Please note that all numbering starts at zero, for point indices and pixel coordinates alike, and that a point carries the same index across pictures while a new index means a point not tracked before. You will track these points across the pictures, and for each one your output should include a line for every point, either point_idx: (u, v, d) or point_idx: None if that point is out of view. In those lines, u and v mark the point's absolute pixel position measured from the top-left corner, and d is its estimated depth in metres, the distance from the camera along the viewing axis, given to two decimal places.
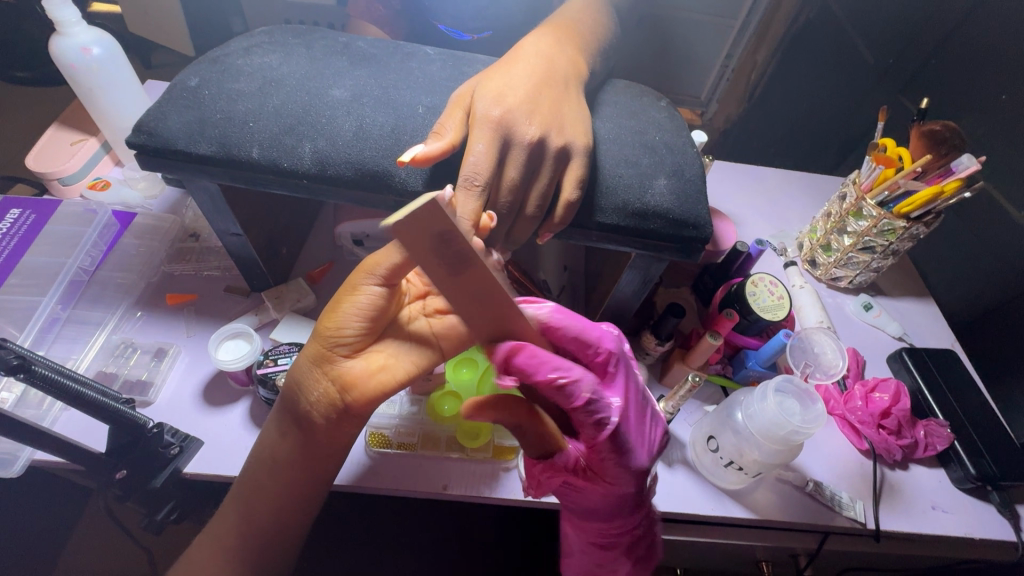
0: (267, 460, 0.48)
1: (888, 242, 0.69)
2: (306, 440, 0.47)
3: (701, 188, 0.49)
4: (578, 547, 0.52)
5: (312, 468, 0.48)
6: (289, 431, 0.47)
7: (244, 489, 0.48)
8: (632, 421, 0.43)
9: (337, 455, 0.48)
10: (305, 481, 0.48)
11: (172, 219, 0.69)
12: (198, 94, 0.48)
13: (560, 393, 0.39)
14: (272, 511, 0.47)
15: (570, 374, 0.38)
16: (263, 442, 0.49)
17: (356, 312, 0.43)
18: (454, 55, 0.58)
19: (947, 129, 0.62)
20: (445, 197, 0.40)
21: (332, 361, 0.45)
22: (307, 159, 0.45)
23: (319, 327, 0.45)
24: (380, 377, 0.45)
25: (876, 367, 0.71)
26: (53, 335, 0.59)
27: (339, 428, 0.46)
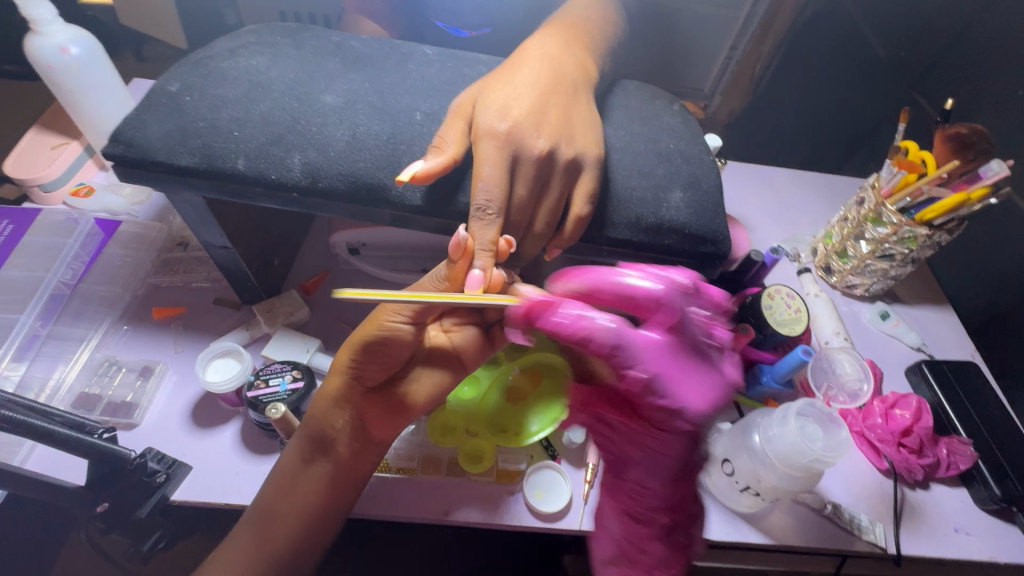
0: (288, 483, 0.45)
1: (909, 251, 0.65)
2: (331, 468, 0.45)
3: (719, 200, 0.46)
4: (612, 522, 0.43)
5: (332, 496, 0.45)
6: (313, 461, 0.45)
7: (255, 520, 0.45)
8: (674, 372, 0.35)
9: (360, 484, 0.47)
10: (324, 507, 0.45)
11: (159, 227, 0.66)
12: (180, 100, 0.44)
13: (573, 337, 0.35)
14: (290, 537, 0.45)
15: (584, 322, 0.35)
16: (280, 471, 0.46)
17: (381, 347, 0.43)
18: (455, 55, 0.54)
19: (974, 132, 0.59)
20: (462, 237, 0.37)
21: (357, 395, 0.45)
22: (297, 171, 0.42)
23: (341, 361, 0.45)
24: (402, 405, 0.45)
25: (895, 379, 0.68)
26: (33, 353, 0.56)
27: (363, 451, 0.46)
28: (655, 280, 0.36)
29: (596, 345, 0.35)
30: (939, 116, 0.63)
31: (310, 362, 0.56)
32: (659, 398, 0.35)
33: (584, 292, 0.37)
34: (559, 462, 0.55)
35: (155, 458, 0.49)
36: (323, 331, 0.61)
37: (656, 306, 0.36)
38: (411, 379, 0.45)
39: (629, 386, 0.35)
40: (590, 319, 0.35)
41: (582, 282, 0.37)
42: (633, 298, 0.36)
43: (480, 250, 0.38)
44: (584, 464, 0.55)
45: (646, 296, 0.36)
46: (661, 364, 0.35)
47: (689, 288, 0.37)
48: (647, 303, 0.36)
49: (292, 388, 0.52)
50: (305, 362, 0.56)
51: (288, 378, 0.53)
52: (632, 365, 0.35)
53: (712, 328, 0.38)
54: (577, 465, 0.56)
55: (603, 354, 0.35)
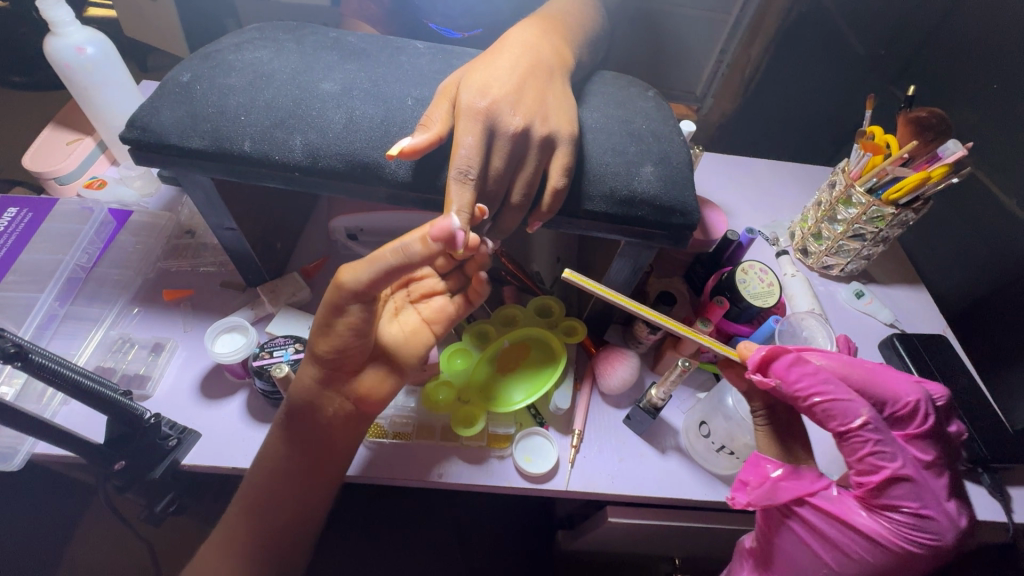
0: (283, 462, 0.48)
1: (878, 229, 0.69)
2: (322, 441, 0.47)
3: (688, 175, 0.50)
4: None
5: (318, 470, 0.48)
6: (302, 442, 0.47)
7: (253, 500, 0.48)
8: (869, 473, 0.45)
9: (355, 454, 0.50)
10: (317, 485, 0.48)
11: (167, 217, 0.70)
12: (190, 89, 0.48)
13: (824, 415, 0.45)
14: (288, 514, 0.47)
15: (834, 402, 0.44)
16: (270, 457, 0.48)
17: (348, 330, 0.43)
18: (444, 48, 0.58)
19: (933, 115, 0.62)
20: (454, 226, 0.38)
21: (347, 379, 0.46)
22: (298, 151, 0.46)
23: (314, 351, 0.45)
24: (390, 383, 0.48)
25: (868, 353, 0.71)
26: (51, 331, 0.59)
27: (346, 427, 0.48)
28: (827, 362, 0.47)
29: (809, 402, 0.45)
30: (903, 102, 0.66)
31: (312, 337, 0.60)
32: (902, 507, 0.44)
33: (768, 365, 0.46)
34: (547, 429, 0.59)
35: (166, 425, 0.52)
36: None
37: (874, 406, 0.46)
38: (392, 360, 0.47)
39: (862, 470, 0.45)
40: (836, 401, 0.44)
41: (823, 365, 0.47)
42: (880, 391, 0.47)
43: (459, 212, 0.42)
44: (571, 431, 0.59)
45: (856, 398, 0.45)
46: (874, 442, 0.44)
47: (874, 376, 0.47)
48: (904, 407, 0.47)
49: (295, 358, 0.56)
50: (306, 337, 0.59)
51: (291, 350, 0.56)
52: (870, 471, 0.44)
53: (920, 421, 0.47)
54: (564, 432, 0.59)
55: (864, 438, 0.44)
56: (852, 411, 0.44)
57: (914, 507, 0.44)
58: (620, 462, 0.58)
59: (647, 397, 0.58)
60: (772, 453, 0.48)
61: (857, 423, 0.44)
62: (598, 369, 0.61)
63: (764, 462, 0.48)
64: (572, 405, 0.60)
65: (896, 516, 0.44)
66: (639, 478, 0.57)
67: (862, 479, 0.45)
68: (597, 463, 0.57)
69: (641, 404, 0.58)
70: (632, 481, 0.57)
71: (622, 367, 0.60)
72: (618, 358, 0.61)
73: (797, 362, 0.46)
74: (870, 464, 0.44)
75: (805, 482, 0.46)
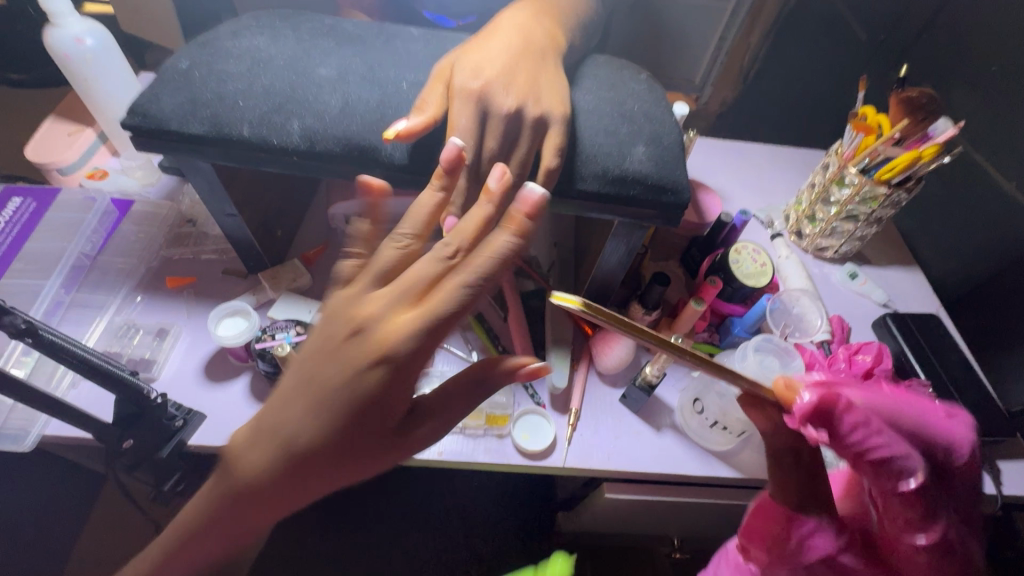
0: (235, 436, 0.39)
1: (871, 210, 0.70)
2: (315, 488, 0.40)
3: (679, 154, 0.51)
4: None
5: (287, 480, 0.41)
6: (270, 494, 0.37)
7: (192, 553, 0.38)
8: (915, 530, 0.43)
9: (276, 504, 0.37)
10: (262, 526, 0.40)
11: (169, 206, 0.71)
12: (189, 76, 0.49)
13: (880, 468, 0.42)
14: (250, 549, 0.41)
15: (890, 455, 0.42)
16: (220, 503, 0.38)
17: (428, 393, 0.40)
18: (438, 34, 0.59)
19: (923, 95, 0.63)
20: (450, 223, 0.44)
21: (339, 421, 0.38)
22: (295, 136, 0.47)
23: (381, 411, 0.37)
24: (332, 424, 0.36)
25: (861, 332, 0.72)
26: (58, 318, 0.61)
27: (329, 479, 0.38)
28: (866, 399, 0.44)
29: (858, 453, 0.42)
30: (895, 83, 0.67)
31: (312, 321, 0.61)
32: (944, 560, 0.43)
33: (819, 415, 0.42)
34: (544, 407, 0.60)
35: (173, 406, 0.54)
36: (324, 296, 0.66)
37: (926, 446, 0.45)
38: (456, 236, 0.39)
39: (910, 528, 0.43)
40: (893, 455, 0.42)
41: (871, 405, 0.44)
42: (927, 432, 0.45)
43: (455, 201, 0.45)
44: (568, 409, 0.60)
45: (908, 452, 0.42)
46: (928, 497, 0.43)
47: (917, 415, 0.45)
48: (946, 444, 0.45)
49: (297, 340, 0.57)
50: (306, 320, 0.61)
51: (292, 333, 0.58)
52: (928, 525, 0.43)
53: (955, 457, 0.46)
54: (561, 411, 0.61)
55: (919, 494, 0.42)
56: (909, 468, 0.42)
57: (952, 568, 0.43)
58: (616, 439, 0.59)
59: (642, 374, 0.59)
60: (795, 506, 0.46)
61: (908, 481, 0.42)
62: (595, 350, 0.63)
63: (785, 517, 0.47)
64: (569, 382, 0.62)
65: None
66: (634, 454, 0.58)
67: (902, 536, 0.44)
68: (593, 440, 0.59)
69: (636, 382, 0.59)
70: (627, 457, 0.58)
71: (620, 346, 0.61)
72: (614, 338, 0.62)
73: (851, 413, 0.42)
74: (924, 523, 0.43)
75: (828, 539, 0.46)
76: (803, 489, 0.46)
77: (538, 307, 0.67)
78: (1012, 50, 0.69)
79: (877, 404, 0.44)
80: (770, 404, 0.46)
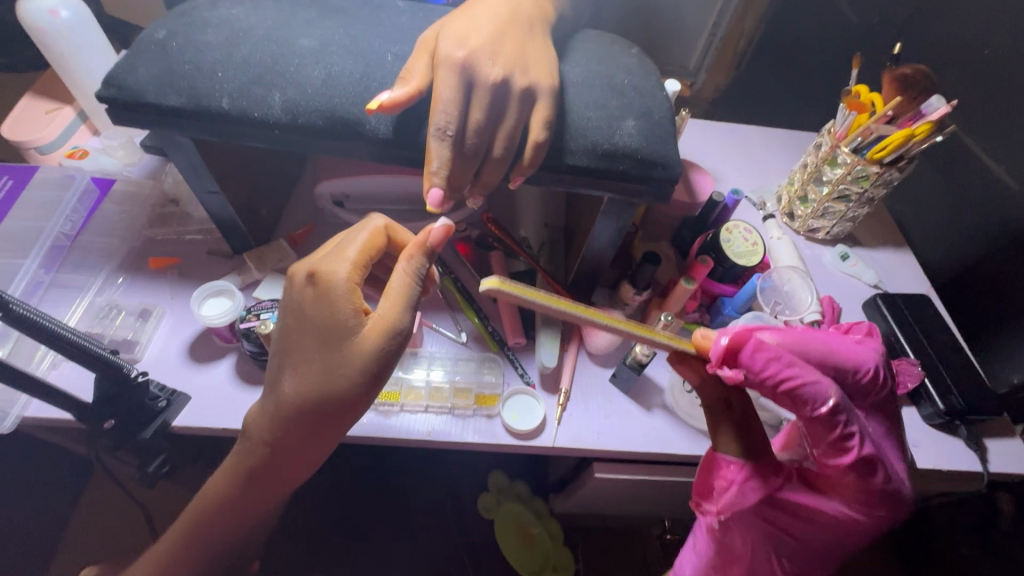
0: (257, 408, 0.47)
1: (863, 190, 0.69)
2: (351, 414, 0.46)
3: (670, 129, 0.50)
4: None
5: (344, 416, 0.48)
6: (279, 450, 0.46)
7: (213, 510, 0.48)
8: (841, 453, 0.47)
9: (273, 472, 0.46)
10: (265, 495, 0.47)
11: (151, 185, 0.69)
12: (165, 46, 0.48)
13: (799, 396, 0.45)
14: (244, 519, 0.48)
15: (806, 383, 0.45)
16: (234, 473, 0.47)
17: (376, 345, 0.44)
18: (425, 7, 0.57)
19: (918, 71, 0.62)
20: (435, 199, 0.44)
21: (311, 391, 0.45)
22: (276, 108, 0.46)
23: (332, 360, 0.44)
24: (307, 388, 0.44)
25: (852, 313, 0.72)
26: (37, 298, 0.59)
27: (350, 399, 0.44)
28: (775, 337, 0.48)
29: (777, 388, 0.45)
30: (890, 60, 0.66)
31: None
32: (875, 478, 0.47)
33: (733, 355, 0.45)
34: (534, 388, 0.60)
35: (156, 387, 0.53)
36: None
37: (834, 371, 0.49)
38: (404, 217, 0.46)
39: (836, 450, 0.47)
40: (808, 382, 0.45)
41: (777, 343, 0.47)
42: (836, 363, 0.49)
43: (438, 170, 0.44)
44: (558, 390, 0.60)
45: (823, 379, 0.45)
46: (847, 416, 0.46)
47: (824, 346, 0.49)
48: (853, 368, 0.49)
49: None
50: None
51: (277, 312, 0.57)
52: (851, 441, 0.46)
53: (868, 381, 0.50)
54: (550, 391, 0.60)
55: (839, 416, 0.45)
56: (828, 394, 0.45)
57: (878, 484, 0.47)
58: (606, 419, 0.59)
59: (633, 354, 0.58)
60: (736, 453, 0.48)
61: (828, 406, 0.45)
62: (586, 329, 0.62)
63: (729, 464, 0.48)
64: (559, 362, 0.61)
65: (861, 497, 0.47)
66: (624, 433, 0.58)
67: (829, 461, 0.48)
68: (582, 420, 0.58)
69: (627, 361, 0.59)
70: (617, 437, 0.58)
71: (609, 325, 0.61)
72: None
73: (762, 350, 0.45)
74: (847, 443, 0.46)
75: (768, 479, 0.47)
76: (733, 434, 0.48)
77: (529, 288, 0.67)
78: (1006, 27, 0.68)
79: (785, 341, 0.48)
80: (696, 359, 0.48)
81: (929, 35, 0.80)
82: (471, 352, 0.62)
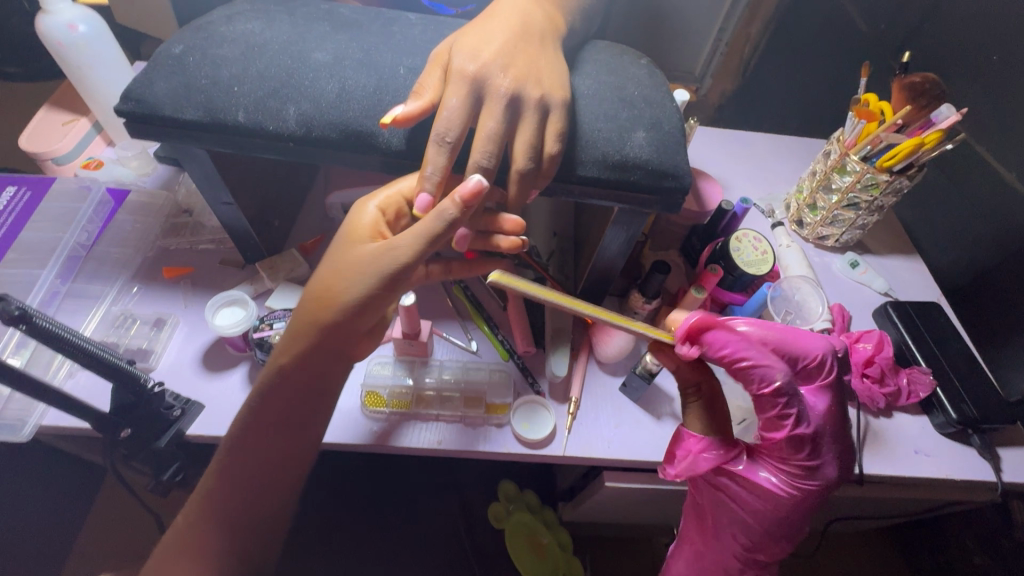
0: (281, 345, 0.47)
1: (872, 198, 0.69)
2: (337, 332, 0.46)
3: (680, 140, 0.50)
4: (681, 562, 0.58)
5: (351, 348, 0.48)
6: (297, 367, 0.46)
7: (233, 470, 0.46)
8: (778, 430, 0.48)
9: (291, 400, 0.46)
10: (284, 424, 0.46)
11: (165, 196, 0.70)
12: (182, 61, 0.48)
13: (747, 376, 0.47)
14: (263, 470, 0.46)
15: (758, 366, 0.47)
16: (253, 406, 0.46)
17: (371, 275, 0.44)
18: (436, 20, 0.58)
19: (927, 80, 0.62)
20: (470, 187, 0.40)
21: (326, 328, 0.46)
22: (291, 122, 0.46)
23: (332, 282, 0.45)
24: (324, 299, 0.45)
25: (862, 321, 0.72)
26: (54, 308, 0.60)
27: (335, 291, 0.44)
28: (750, 327, 0.49)
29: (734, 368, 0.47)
30: (899, 68, 0.66)
31: None
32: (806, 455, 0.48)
33: (699, 335, 0.47)
34: (544, 397, 0.60)
35: (171, 396, 0.54)
36: None
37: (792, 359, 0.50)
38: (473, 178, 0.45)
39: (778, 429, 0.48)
40: (758, 364, 0.47)
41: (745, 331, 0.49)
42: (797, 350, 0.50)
43: (429, 174, 0.44)
44: (568, 399, 0.60)
45: (775, 363, 0.47)
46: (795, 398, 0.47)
47: (792, 338, 0.50)
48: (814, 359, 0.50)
49: None
50: None
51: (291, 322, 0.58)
52: (790, 419, 0.47)
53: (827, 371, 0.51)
54: (561, 400, 0.60)
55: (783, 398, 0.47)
56: (778, 375, 0.47)
57: (805, 457, 0.49)
58: (616, 428, 0.59)
59: (642, 363, 0.59)
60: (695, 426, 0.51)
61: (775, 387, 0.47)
62: (595, 339, 0.62)
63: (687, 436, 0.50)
64: (569, 371, 0.62)
65: (793, 466, 0.49)
66: (634, 443, 0.58)
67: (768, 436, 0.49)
68: (592, 429, 0.59)
69: (637, 371, 0.59)
70: (628, 446, 0.58)
71: (619, 335, 0.61)
72: (614, 326, 0.62)
73: (724, 332, 0.47)
74: (789, 422, 0.48)
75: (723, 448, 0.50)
76: (699, 410, 0.51)
77: (538, 296, 0.67)
78: (1016, 35, 0.68)
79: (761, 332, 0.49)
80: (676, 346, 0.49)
81: (938, 43, 0.79)
82: (482, 361, 0.63)
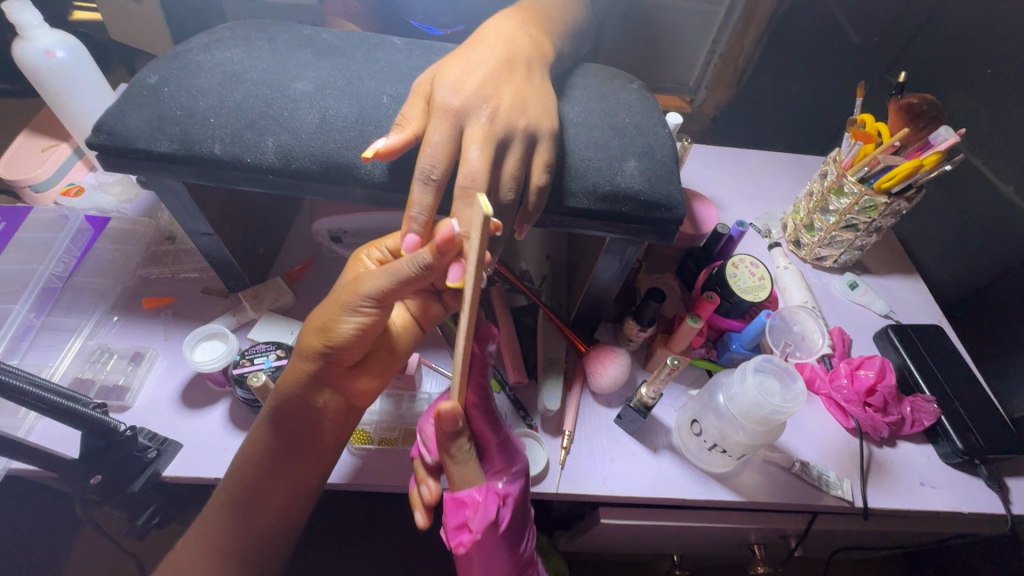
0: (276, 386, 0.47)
1: (871, 219, 0.67)
2: (318, 370, 0.44)
3: (672, 168, 0.48)
4: None
5: (337, 386, 0.45)
6: (290, 410, 0.45)
7: (245, 498, 0.46)
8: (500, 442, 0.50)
9: (293, 445, 0.46)
10: (295, 472, 0.46)
11: (147, 223, 0.68)
12: (157, 92, 0.47)
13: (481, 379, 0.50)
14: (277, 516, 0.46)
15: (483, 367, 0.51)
16: (255, 454, 0.46)
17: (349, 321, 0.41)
18: (423, 44, 0.57)
19: (924, 101, 0.60)
20: (449, 232, 0.37)
21: (315, 372, 0.44)
22: (270, 154, 0.45)
23: (315, 323, 0.43)
24: (310, 342, 0.43)
25: (863, 345, 0.70)
26: (27, 344, 0.58)
27: (320, 326, 0.43)
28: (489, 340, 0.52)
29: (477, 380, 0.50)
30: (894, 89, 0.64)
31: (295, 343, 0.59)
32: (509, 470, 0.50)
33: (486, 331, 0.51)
34: (537, 431, 0.58)
35: (146, 436, 0.51)
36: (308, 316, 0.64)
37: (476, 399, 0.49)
38: (462, 203, 0.41)
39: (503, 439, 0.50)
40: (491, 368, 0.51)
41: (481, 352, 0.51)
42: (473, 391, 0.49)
43: (415, 216, 0.41)
44: (561, 432, 0.58)
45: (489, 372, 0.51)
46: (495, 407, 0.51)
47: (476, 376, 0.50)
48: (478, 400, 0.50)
49: (277, 365, 0.54)
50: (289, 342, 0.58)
51: (272, 356, 0.55)
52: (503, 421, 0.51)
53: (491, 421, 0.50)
54: (554, 433, 0.58)
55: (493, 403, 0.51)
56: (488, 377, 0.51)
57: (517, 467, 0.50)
58: (612, 463, 0.57)
59: (638, 396, 0.57)
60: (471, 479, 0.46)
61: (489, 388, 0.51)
62: (588, 368, 0.60)
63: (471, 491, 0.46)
64: (563, 405, 0.59)
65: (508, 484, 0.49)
66: (630, 477, 0.56)
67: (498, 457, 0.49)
68: (588, 465, 0.56)
69: (632, 403, 0.57)
70: (623, 481, 0.56)
71: (613, 365, 0.59)
72: (609, 355, 0.60)
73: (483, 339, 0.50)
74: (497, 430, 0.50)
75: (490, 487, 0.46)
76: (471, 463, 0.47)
77: (530, 324, 0.65)
78: (1013, 52, 0.67)
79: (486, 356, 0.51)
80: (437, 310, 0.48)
81: (933, 59, 0.78)
82: None
